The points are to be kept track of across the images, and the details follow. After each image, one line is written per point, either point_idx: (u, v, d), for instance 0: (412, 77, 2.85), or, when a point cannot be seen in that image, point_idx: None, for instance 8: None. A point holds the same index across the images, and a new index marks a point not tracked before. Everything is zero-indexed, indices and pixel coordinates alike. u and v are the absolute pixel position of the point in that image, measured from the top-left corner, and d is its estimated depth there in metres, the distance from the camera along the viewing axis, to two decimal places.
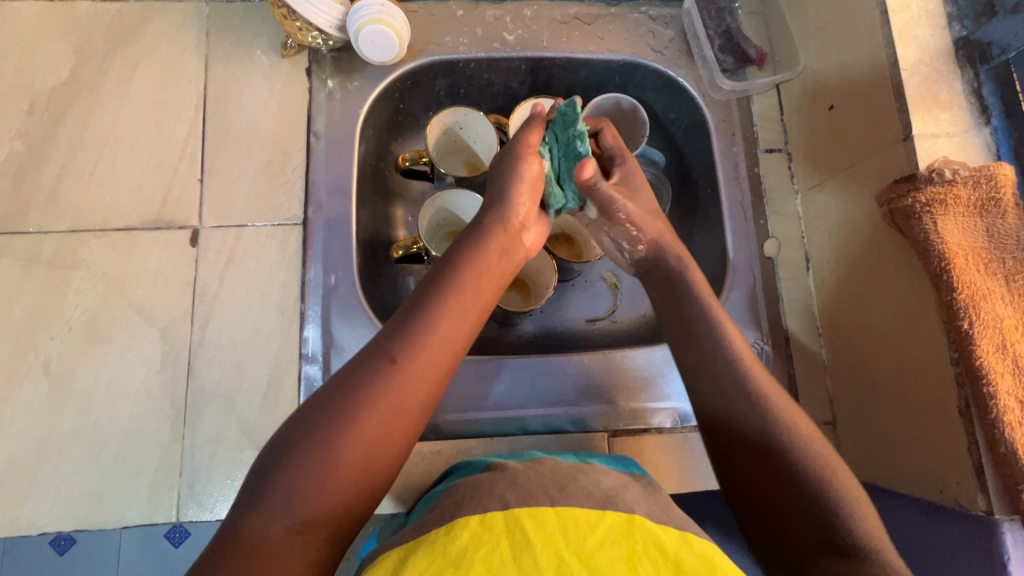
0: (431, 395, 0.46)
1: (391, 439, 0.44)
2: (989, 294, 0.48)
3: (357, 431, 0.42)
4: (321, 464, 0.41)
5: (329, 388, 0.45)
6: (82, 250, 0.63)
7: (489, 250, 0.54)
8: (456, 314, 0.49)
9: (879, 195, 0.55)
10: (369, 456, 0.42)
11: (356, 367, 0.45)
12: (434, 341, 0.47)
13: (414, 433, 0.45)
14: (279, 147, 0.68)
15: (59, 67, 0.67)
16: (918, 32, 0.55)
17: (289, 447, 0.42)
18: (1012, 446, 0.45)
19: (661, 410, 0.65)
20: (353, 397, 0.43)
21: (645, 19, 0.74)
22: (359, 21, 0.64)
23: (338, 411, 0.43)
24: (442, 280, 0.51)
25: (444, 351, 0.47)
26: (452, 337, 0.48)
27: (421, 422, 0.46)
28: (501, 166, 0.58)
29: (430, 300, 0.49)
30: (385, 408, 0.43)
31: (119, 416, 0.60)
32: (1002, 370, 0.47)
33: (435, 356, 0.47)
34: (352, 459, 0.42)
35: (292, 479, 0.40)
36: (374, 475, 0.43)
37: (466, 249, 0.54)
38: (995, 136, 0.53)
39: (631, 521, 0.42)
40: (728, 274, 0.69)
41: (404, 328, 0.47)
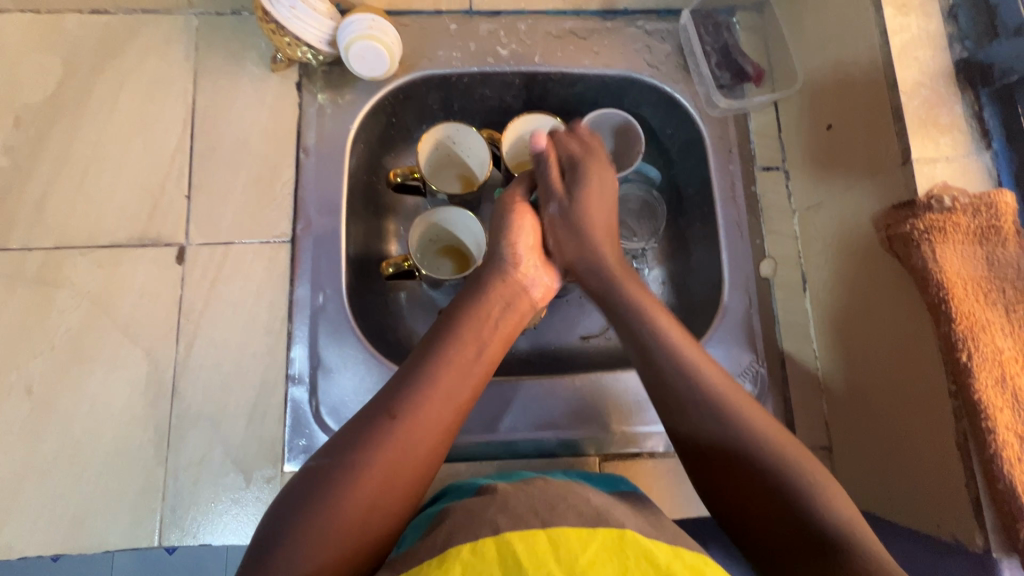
0: (437, 450, 0.48)
1: (396, 490, 0.45)
2: (988, 326, 0.47)
3: (360, 489, 0.43)
4: (327, 515, 0.42)
5: (336, 442, 0.46)
6: (67, 268, 0.62)
7: (490, 301, 0.56)
8: (457, 367, 0.51)
9: (877, 220, 0.54)
10: (375, 507, 0.43)
11: (362, 422, 0.47)
12: (436, 394, 0.49)
13: (419, 486, 0.46)
14: (267, 163, 0.67)
15: (46, 81, 0.66)
16: (917, 53, 0.54)
17: (298, 499, 0.43)
18: (1011, 484, 0.44)
19: (654, 435, 0.64)
20: (357, 456, 0.45)
21: (641, 34, 0.73)
22: (348, 37, 0.63)
23: (345, 471, 0.44)
24: (444, 333, 0.53)
25: (444, 409, 0.49)
26: (452, 395, 0.50)
27: (426, 476, 0.47)
28: (495, 223, 0.62)
29: (432, 354, 0.51)
30: (389, 461, 0.45)
31: (101, 438, 0.59)
32: (1001, 405, 0.45)
33: (438, 409, 0.48)
34: (358, 509, 0.43)
35: (299, 530, 0.41)
36: (378, 526, 0.43)
37: (467, 302, 0.56)
38: (997, 161, 0.52)
39: (622, 537, 0.41)
40: (724, 294, 0.68)
41: (408, 381, 0.49)
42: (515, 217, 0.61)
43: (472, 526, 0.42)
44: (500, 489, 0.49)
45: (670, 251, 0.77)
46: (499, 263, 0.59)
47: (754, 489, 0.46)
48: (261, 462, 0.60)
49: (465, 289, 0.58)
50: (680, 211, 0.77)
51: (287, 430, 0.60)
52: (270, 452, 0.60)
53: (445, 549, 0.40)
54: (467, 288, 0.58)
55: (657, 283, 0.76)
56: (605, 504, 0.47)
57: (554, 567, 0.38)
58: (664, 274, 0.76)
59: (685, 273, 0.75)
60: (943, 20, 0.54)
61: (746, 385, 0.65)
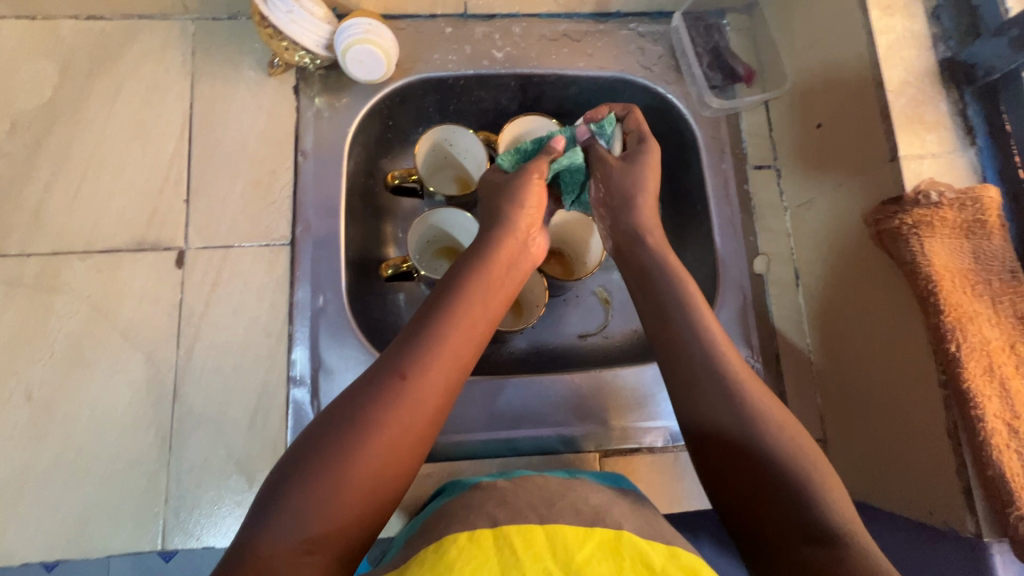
0: (441, 407, 0.48)
1: (401, 453, 0.45)
2: (976, 317, 0.48)
3: (367, 448, 0.43)
4: (335, 477, 0.41)
5: (337, 407, 0.46)
6: (65, 273, 0.62)
7: (497, 263, 0.56)
8: (463, 328, 0.51)
9: (867, 216, 0.55)
10: (382, 469, 0.43)
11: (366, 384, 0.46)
12: (443, 357, 0.49)
13: (423, 449, 0.46)
14: (265, 167, 0.67)
15: (42, 86, 0.66)
16: (903, 54, 0.55)
17: (301, 465, 0.42)
18: (1000, 470, 0.45)
19: (652, 430, 0.65)
20: (363, 414, 0.44)
21: (633, 36, 0.74)
22: (346, 41, 0.63)
23: (351, 428, 0.44)
24: (451, 294, 0.52)
25: (449, 368, 0.48)
26: (457, 355, 0.49)
27: (431, 435, 0.47)
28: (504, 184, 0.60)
29: (436, 318, 0.51)
30: (396, 422, 0.45)
31: (102, 443, 0.59)
32: (990, 393, 0.46)
33: (443, 373, 0.48)
34: (365, 471, 0.42)
35: (307, 491, 0.41)
36: (385, 487, 0.44)
37: (470, 263, 0.55)
38: (981, 157, 0.54)
39: (619, 537, 0.41)
40: (719, 290, 0.69)
41: (412, 344, 0.48)
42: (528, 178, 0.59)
43: (471, 518, 0.43)
44: (499, 485, 0.50)
45: None
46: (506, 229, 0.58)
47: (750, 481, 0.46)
48: (263, 464, 0.60)
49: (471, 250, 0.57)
50: (674, 210, 0.78)
51: (289, 431, 0.61)
52: (272, 454, 0.60)
53: (442, 537, 0.42)
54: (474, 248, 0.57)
55: None
56: (603, 503, 0.47)
57: (549, 561, 0.38)
58: None
59: None
60: (927, 21, 0.56)
61: None
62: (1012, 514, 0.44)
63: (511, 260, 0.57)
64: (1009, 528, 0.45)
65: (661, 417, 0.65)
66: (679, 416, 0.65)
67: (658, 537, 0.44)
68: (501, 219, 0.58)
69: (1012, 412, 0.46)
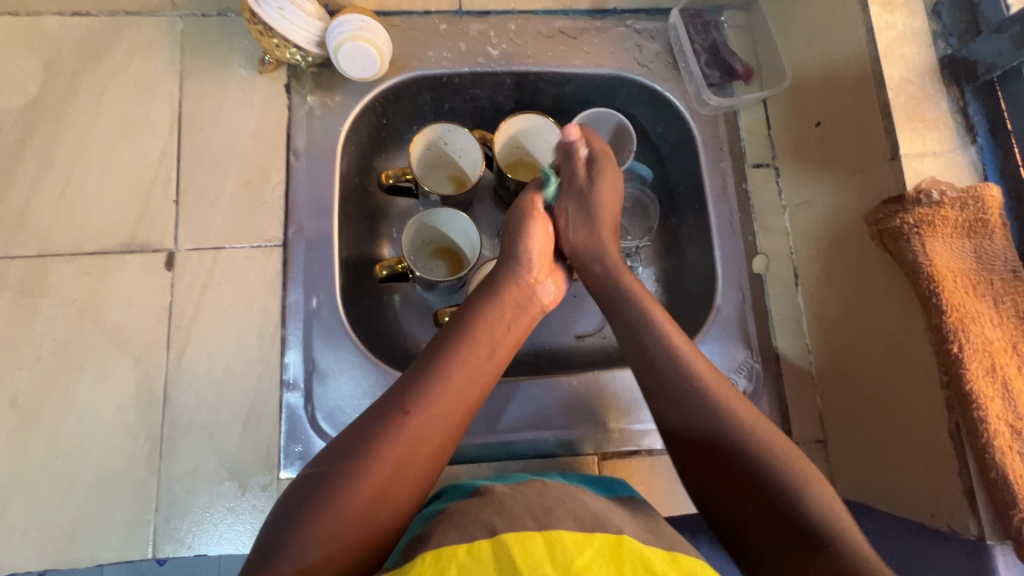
0: (443, 445, 0.48)
1: (400, 488, 0.45)
2: (978, 317, 0.48)
3: (364, 481, 0.43)
4: (334, 507, 0.42)
5: (342, 439, 0.46)
6: (51, 276, 0.61)
7: (502, 300, 0.56)
8: (468, 367, 0.51)
9: (867, 215, 0.54)
10: (382, 504, 0.44)
11: (371, 420, 0.47)
12: (447, 392, 0.49)
13: (425, 484, 0.46)
14: (257, 166, 0.66)
15: (26, 84, 0.65)
16: (903, 50, 0.55)
17: (304, 498, 0.43)
18: (1003, 471, 0.44)
19: (651, 432, 0.64)
20: (365, 447, 0.45)
21: (630, 33, 0.73)
22: (338, 38, 0.62)
23: (351, 461, 0.44)
24: (456, 333, 0.53)
25: (452, 407, 0.49)
26: (461, 395, 0.50)
27: (433, 472, 0.47)
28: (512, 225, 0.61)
29: (441, 355, 0.51)
30: (396, 457, 0.45)
31: (90, 450, 0.58)
32: (992, 394, 0.46)
33: (446, 409, 0.48)
34: (364, 503, 0.43)
35: (306, 522, 0.41)
36: (381, 519, 0.43)
37: (477, 301, 0.56)
38: (982, 156, 0.53)
39: (619, 541, 0.41)
40: (717, 290, 0.68)
41: (419, 380, 0.49)
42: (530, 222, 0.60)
43: (469, 526, 0.42)
44: (497, 490, 0.49)
45: (663, 249, 0.77)
46: (512, 266, 0.58)
47: (751, 486, 0.46)
48: (256, 469, 0.59)
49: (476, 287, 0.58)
50: (672, 209, 0.77)
51: (282, 436, 0.60)
52: (265, 459, 0.59)
53: (439, 546, 0.40)
54: (481, 289, 0.58)
55: (651, 281, 0.77)
56: (603, 508, 0.47)
57: (549, 567, 0.38)
58: (658, 272, 0.77)
59: (679, 270, 0.75)
60: (927, 18, 0.56)
61: (741, 380, 0.66)
62: (1016, 516, 0.44)
63: (516, 302, 0.57)
64: (1012, 530, 0.44)
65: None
66: None
67: (659, 542, 0.43)
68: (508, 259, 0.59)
69: (1014, 413, 0.46)
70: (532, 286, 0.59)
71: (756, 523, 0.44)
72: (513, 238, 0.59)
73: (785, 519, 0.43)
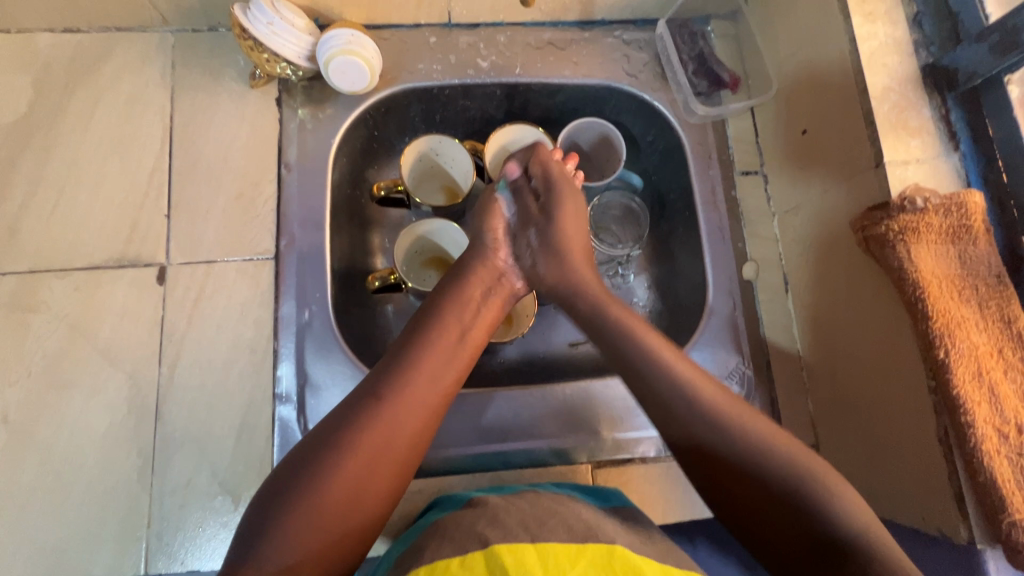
0: (419, 433, 0.48)
1: (377, 476, 0.45)
2: (963, 322, 0.48)
3: (339, 474, 0.43)
4: (308, 498, 0.42)
5: (319, 429, 0.46)
6: (42, 291, 0.61)
7: (475, 286, 0.57)
8: (442, 354, 0.51)
9: (854, 221, 0.55)
10: (358, 495, 0.44)
11: (344, 408, 0.47)
12: (422, 378, 0.49)
13: (404, 473, 0.47)
14: (248, 180, 0.66)
15: (17, 101, 0.65)
16: (885, 60, 0.56)
17: (280, 492, 0.43)
18: (992, 476, 0.45)
19: (645, 440, 0.64)
20: (340, 438, 0.45)
21: (619, 43, 0.74)
22: (328, 52, 0.63)
23: (327, 453, 0.44)
24: (430, 318, 0.53)
25: (426, 392, 0.49)
26: (435, 381, 0.50)
27: (411, 461, 0.47)
28: (488, 207, 0.62)
29: (414, 343, 0.51)
30: (372, 444, 0.45)
31: (82, 466, 0.57)
32: (979, 399, 0.46)
33: (420, 394, 0.49)
34: (340, 496, 0.43)
35: (282, 515, 0.41)
36: (358, 514, 0.44)
37: (451, 287, 0.56)
38: (964, 162, 0.54)
39: (612, 551, 0.41)
40: (709, 297, 0.69)
41: (392, 367, 0.49)
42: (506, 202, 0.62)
43: (461, 539, 0.42)
44: (490, 502, 0.49)
45: (655, 255, 0.78)
46: (486, 250, 0.59)
47: (737, 485, 0.47)
48: (249, 483, 0.58)
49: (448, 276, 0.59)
50: (663, 217, 0.78)
51: (275, 449, 0.59)
52: (258, 472, 0.59)
53: (432, 560, 0.40)
54: (455, 273, 0.58)
55: (643, 288, 0.77)
56: (594, 519, 0.47)
57: None
58: (651, 279, 0.77)
59: (671, 277, 0.76)
60: (908, 27, 0.57)
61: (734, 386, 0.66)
62: (1005, 521, 0.44)
63: (489, 288, 0.58)
64: (1002, 535, 0.44)
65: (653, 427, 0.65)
66: None
67: (650, 552, 0.43)
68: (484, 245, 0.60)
69: (1001, 417, 0.46)
70: (506, 271, 0.60)
71: (747, 514, 0.46)
72: (490, 222, 0.61)
73: (782, 519, 0.45)
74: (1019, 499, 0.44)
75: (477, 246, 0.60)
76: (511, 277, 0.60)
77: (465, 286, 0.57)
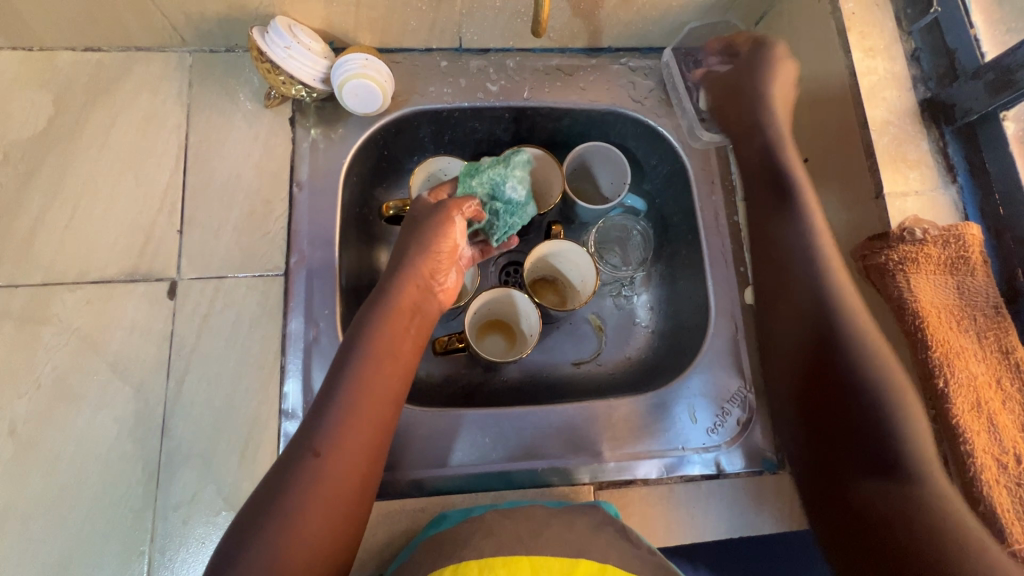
0: (366, 467, 0.49)
1: (337, 518, 0.46)
2: (962, 352, 0.49)
3: (296, 528, 0.44)
4: (274, 550, 0.43)
5: (266, 484, 0.46)
6: (54, 304, 0.61)
7: (402, 317, 0.57)
8: (375, 390, 0.51)
9: (855, 250, 0.56)
10: (325, 538, 0.45)
11: (284, 465, 0.47)
12: (356, 415, 0.49)
13: (358, 507, 0.48)
14: (260, 197, 0.67)
15: (36, 117, 0.66)
16: (884, 94, 0.58)
17: (245, 541, 0.43)
18: (992, 505, 0.46)
19: (646, 461, 0.64)
20: (285, 495, 0.45)
21: (625, 70, 0.76)
22: (342, 76, 0.64)
23: (282, 507, 0.44)
24: (356, 356, 0.53)
25: (365, 429, 0.50)
26: (373, 414, 0.50)
27: (363, 495, 0.48)
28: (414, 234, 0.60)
29: (344, 385, 0.51)
30: (324, 494, 0.46)
31: (87, 480, 0.58)
32: (978, 428, 0.47)
33: (360, 432, 0.49)
34: (308, 542, 0.44)
35: (242, 569, 0.41)
36: (327, 554, 0.45)
37: (372, 320, 0.55)
38: (961, 195, 0.56)
39: (603, 568, 0.42)
40: (710, 321, 0.70)
41: (325, 413, 0.49)
42: (436, 225, 0.59)
43: (466, 554, 0.44)
44: (492, 519, 0.50)
45: (659, 276, 0.79)
46: (411, 280, 0.58)
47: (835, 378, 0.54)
48: None
49: (370, 302, 0.57)
50: (667, 240, 0.79)
51: None
52: None
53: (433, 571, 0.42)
54: (377, 304, 0.57)
55: (646, 308, 0.79)
56: (591, 535, 0.47)
57: None
58: (654, 301, 0.79)
59: (673, 298, 0.77)
60: (906, 63, 0.59)
61: (735, 410, 0.67)
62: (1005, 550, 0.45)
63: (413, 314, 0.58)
64: None
65: (698, 419, 0.66)
66: (676, 446, 0.65)
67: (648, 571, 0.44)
68: (407, 273, 0.58)
69: (999, 447, 0.47)
70: (433, 292, 0.60)
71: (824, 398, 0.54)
72: (415, 249, 0.59)
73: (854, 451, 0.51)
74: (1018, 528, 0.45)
75: (400, 274, 0.59)
76: (434, 296, 0.61)
77: (392, 318, 0.56)
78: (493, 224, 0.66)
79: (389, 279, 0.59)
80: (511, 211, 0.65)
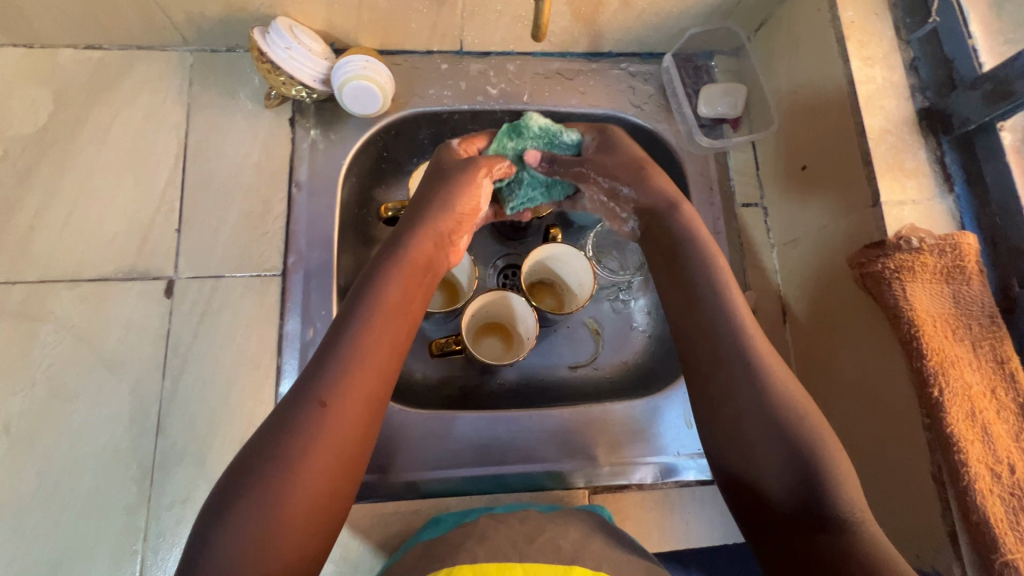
0: (368, 423, 0.45)
1: (337, 477, 0.42)
2: (957, 361, 0.49)
3: (297, 482, 0.40)
4: (269, 505, 0.39)
5: (259, 438, 0.42)
6: (51, 302, 0.61)
7: (418, 268, 0.53)
8: (386, 339, 0.47)
9: (851, 258, 0.56)
10: (324, 496, 0.41)
11: (283, 415, 0.42)
12: (365, 367, 0.45)
13: (357, 467, 0.44)
14: (259, 197, 0.67)
15: (36, 113, 0.66)
16: (882, 103, 0.58)
17: (234, 497, 0.39)
18: (984, 515, 0.45)
19: (642, 466, 0.65)
20: (286, 446, 0.41)
21: (625, 75, 0.76)
22: (342, 78, 0.64)
23: (279, 461, 0.40)
24: (368, 300, 0.48)
25: (372, 379, 0.45)
26: (381, 366, 0.46)
27: (362, 455, 0.44)
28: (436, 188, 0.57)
29: (353, 331, 0.46)
30: (327, 447, 0.42)
31: (80, 478, 0.58)
32: (972, 438, 0.47)
33: (367, 383, 0.45)
34: (304, 499, 0.40)
35: (235, 526, 0.38)
36: (321, 515, 0.41)
37: (388, 265, 0.51)
38: (958, 205, 0.56)
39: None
40: None
41: (331, 361, 0.44)
42: (460, 182, 0.57)
43: (458, 558, 0.43)
44: (486, 523, 0.50)
45: None
46: (430, 230, 0.55)
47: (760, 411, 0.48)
48: None
49: (384, 247, 0.53)
50: None
51: None
52: None
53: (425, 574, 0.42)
54: (390, 250, 0.53)
55: (644, 313, 0.78)
56: (584, 540, 0.47)
57: None
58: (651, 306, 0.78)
59: None
60: (905, 72, 0.59)
61: None
62: (998, 560, 0.45)
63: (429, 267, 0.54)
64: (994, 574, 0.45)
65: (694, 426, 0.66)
66: (671, 451, 0.65)
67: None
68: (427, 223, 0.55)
69: (993, 457, 0.47)
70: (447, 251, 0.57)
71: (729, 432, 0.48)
72: (439, 203, 0.56)
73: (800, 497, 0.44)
74: (1012, 539, 0.45)
75: (418, 223, 0.55)
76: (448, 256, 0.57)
77: (408, 266, 0.52)
78: (513, 191, 0.65)
79: (403, 227, 0.55)
80: (534, 184, 0.64)
